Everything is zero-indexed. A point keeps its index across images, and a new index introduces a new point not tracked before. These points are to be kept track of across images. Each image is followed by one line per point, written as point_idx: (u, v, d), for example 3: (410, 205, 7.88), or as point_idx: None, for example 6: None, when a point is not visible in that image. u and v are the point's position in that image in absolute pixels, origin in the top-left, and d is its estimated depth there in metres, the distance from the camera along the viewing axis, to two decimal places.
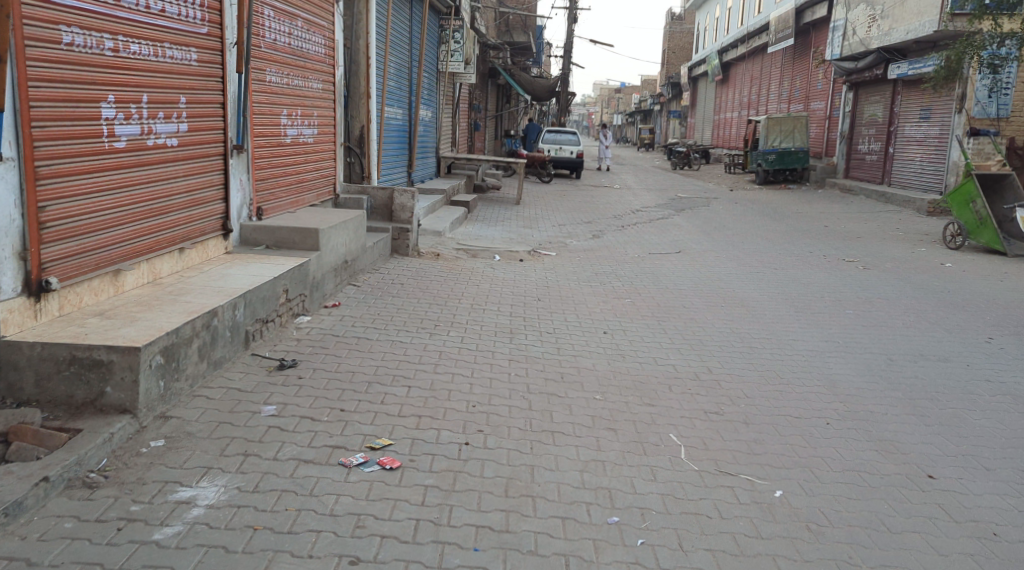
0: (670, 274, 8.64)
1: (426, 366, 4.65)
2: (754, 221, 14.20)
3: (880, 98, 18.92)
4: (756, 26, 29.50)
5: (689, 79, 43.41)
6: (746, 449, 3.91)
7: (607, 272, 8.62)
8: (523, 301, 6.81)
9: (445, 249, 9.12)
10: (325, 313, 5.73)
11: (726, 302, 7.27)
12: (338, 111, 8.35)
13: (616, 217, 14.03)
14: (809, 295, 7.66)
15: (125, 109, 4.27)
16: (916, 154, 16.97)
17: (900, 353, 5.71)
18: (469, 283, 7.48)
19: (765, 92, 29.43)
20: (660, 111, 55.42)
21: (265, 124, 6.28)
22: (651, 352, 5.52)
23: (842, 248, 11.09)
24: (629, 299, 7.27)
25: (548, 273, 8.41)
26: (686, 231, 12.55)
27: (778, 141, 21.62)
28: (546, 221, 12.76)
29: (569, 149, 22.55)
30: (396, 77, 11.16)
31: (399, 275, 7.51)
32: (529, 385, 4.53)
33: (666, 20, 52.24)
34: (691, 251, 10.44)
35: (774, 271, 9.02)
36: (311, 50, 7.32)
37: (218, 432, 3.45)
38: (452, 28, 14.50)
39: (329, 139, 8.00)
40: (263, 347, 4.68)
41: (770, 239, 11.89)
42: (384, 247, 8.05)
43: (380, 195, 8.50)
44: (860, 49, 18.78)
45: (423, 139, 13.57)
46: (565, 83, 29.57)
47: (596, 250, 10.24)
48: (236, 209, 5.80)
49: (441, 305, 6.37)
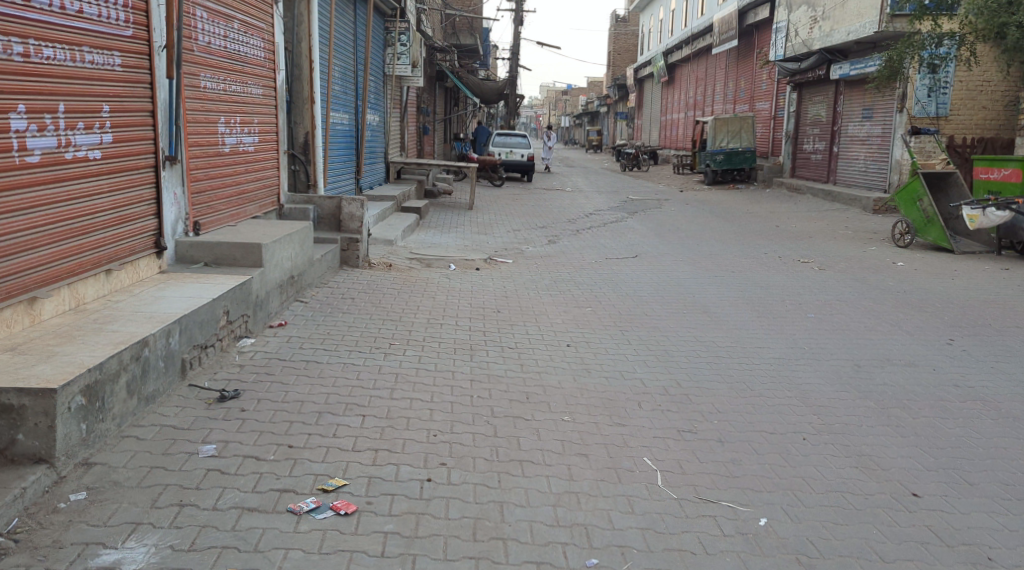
0: (629, 280, 8.47)
1: (381, 391, 4.34)
2: (707, 222, 14.19)
3: (824, 98, 19.17)
4: (700, 28, 29.77)
5: (635, 80, 43.70)
6: (724, 471, 3.70)
7: (565, 279, 8.39)
8: (480, 314, 6.53)
9: (397, 259, 8.78)
10: (271, 335, 5.37)
11: (688, 308, 7.11)
12: (280, 117, 7.95)
13: (570, 221, 13.85)
14: (770, 299, 7.56)
15: (39, 120, 3.86)
16: (861, 152, 17.20)
17: (868, 358, 5.61)
18: (423, 295, 7.17)
19: (711, 93, 29.68)
20: (608, 112, 55.70)
21: (201, 133, 5.88)
22: (616, 366, 5.29)
23: (797, 248, 11.10)
24: (590, 308, 7.05)
25: (505, 282, 8.15)
26: (641, 234, 12.43)
27: (726, 141, 21.80)
28: (499, 227, 12.51)
29: (519, 152, 22.37)
30: (341, 81, 10.78)
31: (350, 289, 7.16)
32: (492, 409, 4.25)
33: (611, 22, 52.52)
34: (648, 255, 10.30)
35: (733, 274, 8.92)
36: (249, 54, 6.92)
37: (149, 480, 3.09)
38: (397, 30, 14.15)
39: (271, 147, 7.60)
40: (201, 376, 4.32)
41: (724, 240, 11.84)
42: (332, 259, 7.68)
43: (327, 204, 8.14)
44: (802, 50, 18.95)
45: (371, 144, 13.20)
46: (513, 86, 29.42)
47: (552, 256, 10.01)
48: (171, 225, 5.40)
49: (395, 320, 6.04)
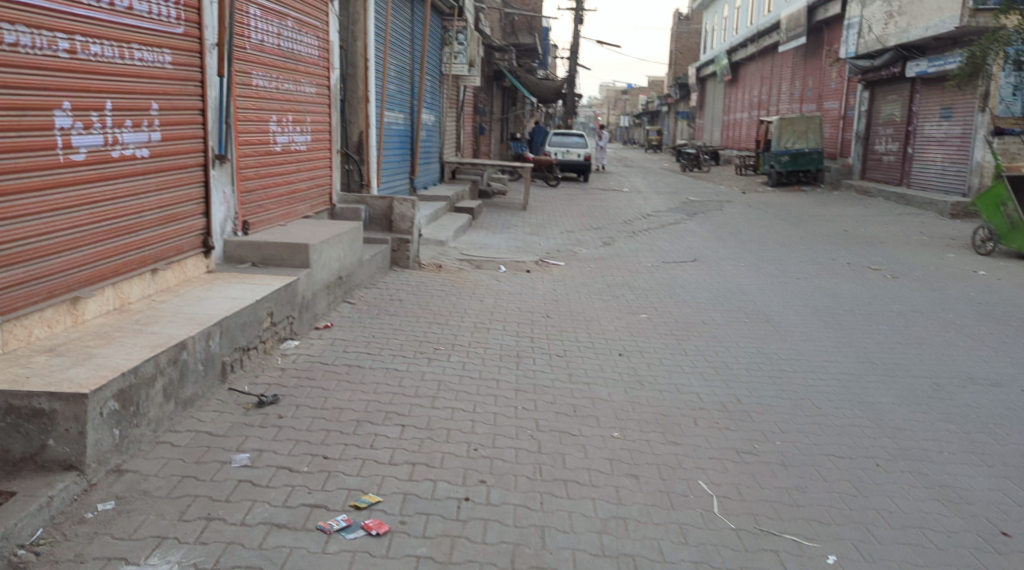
0: (686, 286, 8.15)
1: (423, 400, 4.18)
2: (770, 226, 13.71)
3: (897, 97, 18.38)
4: (767, 25, 28.98)
5: (697, 80, 42.91)
6: (788, 499, 3.42)
7: (620, 283, 8.13)
8: (531, 319, 6.34)
9: (447, 261, 8.65)
10: (316, 337, 5.28)
11: (749, 317, 6.78)
12: (334, 116, 7.90)
13: (627, 223, 13.55)
14: (838, 309, 7.17)
15: (85, 117, 3.82)
16: (937, 154, 16.42)
17: (946, 376, 5.22)
18: (473, 298, 7.02)
19: (777, 92, 28.88)
20: (668, 111, 54.89)
21: (252, 132, 5.83)
22: (671, 378, 5.03)
23: (866, 255, 10.59)
24: (645, 315, 6.79)
25: (557, 285, 7.95)
26: (700, 237, 12.05)
27: (791, 142, 21.10)
28: (554, 228, 12.30)
29: (576, 152, 22.10)
30: (397, 79, 10.72)
31: (399, 290, 7.06)
32: (537, 422, 4.05)
33: (673, 20, 51.72)
34: (707, 259, 9.94)
35: (797, 281, 8.52)
36: (303, 52, 6.87)
37: (179, 490, 2.99)
38: (455, 29, 14.06)
39: (324, 146, 7.55)
40: (242, 380, 4.23)
41: (788, 245, 11.38)
42: (382, 260, 7.60)
43: (378, 204, 8.06)
44: (876, 47, 18.25)
45: (426, 143, 13.13)
46: (572, 85, 29.13)
47: (608, 260, 9.76)
48: (219, 224, 5.35)
49: (442, 324, 5.90)
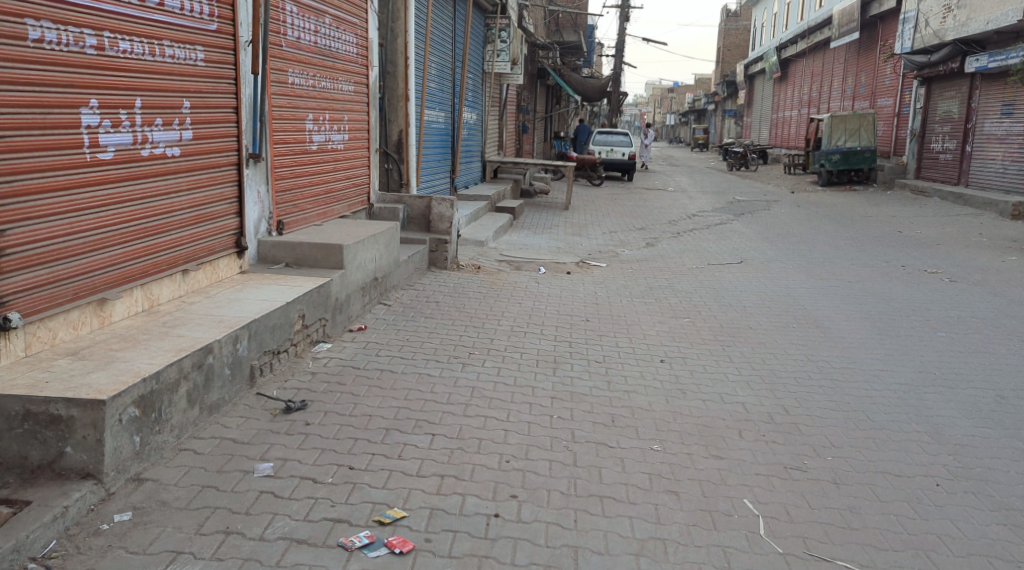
0: (732, 289, 7.87)
1: (455, 407, 4.03)
2: (820, 227, 13.28)
3: (956, 93, 17.69)
4: (818, 21, 28.26)
5: (745, 77, 42.13)
6: (841, 521, 3.18)
7: (662, 286, 7.89)
8: (568, 323, 6.15)
9: (486, 261, 8.51)
10: (349, 339, 5.18)
11: (798, 322, 6.49)
12: (373, 115, 7.82)
13: (671, 223, 13.24)
14: (893, 314, 6.82)
15: (113, 115, 3.76)
16: (998, 152, 15.73)
17: (1013, 387, 4.87)
18: (510, 300, 6.86)
19: (828, 89, 28.14)
20: (715, 109, 54.05)
21: (287, 131, 5.77)
22: (716, 386, 4.80)
23: (922, 257, 10.14)
24: (688, 319, 6.55)
25: (598, 287, 7.75)
26: (747, 238, 11.70)
27: (842, 140, 20.34)
28: (596, 228, 12.08)
29: (620, 151, 21.81)
30: (438, 77, 10.62)
31: (435, 291, 6.93)
32: (573, 433, 3.87)
33: (721, 17, 50.87)
34: (754, 261, 9.62)
35: (849, 285, 8.18)
36: (341, 50, 6.79)
37: (198, 501, 2.89)
38: (498, 27, 13.93)
39: (362, 145, 7.47)
40: (271, 384, 4.14)
41: (840, 247, 10.96)
42: (420, 260, 7.49)
43: (417, 203, 7.96)
44: (933, 42, 17.61)
45: (467, 143, 13.04)
46: (616, 83, 28.82)
47: (650, 261, 9.51)
48: (253, 224, 5.29)
49: (478, 327, 5.75)
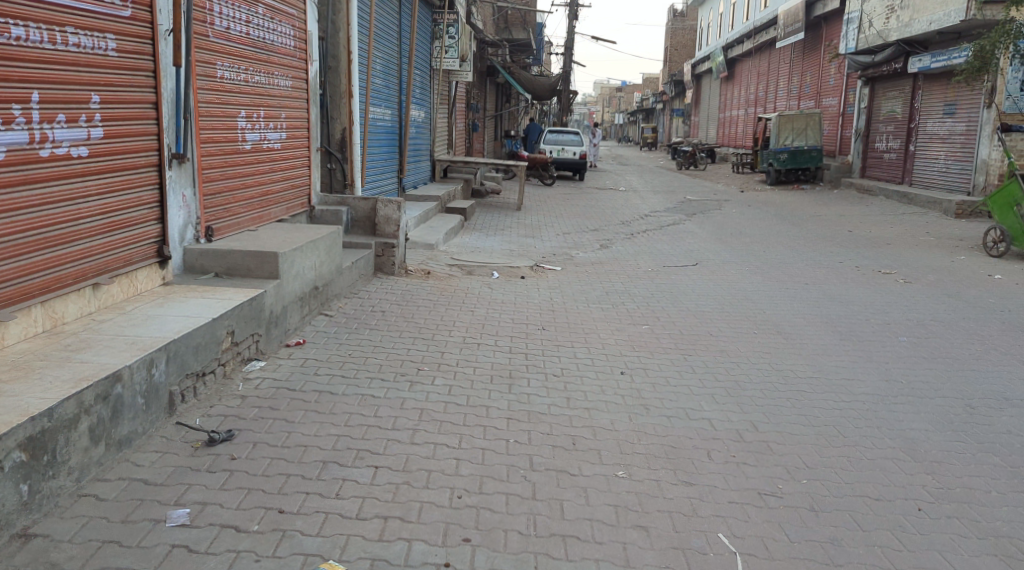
0: (690, 292, 7.66)
1: (401, 434, 3.66)
2: (772, 226, 13.23)
3: (899, 93, 17.93)
4: (763, 21, 28.54)
5: (693, 77, 42.46)
6: (823, 557, 2.92)
7: (618, 290, 7.63)
8: (523, 332, 5.82)
9: (436, 266, 8.13)
10: (285, 356, 4.76)
11: (759, 328, 6.29)
12: (313, 112, 7.37)
13: (624, 224, 13.04)
14: (853, 319, 6.67)
15: (4, 112, 3.34)
16: (941, 152, 15.97)
17: (981, 396, 4.72)
18: (462, 308, 6.50)
19: (774, 89, 28.45)
20: (663, 108, 54.46)
21: (216, 128, 5.30)
22: (680, 401, 4.53)
23: (875, 257, 10.11)
24: (646, 326, 6.29)
25: (553, 292, 7.45)
26: (700, 239, 11.55)
27: (789, 139, 20.62)
28: (548, 229, 11.81)
29: (571, 150, 21.62)
30: (384, 73, 10.19)
31: (381, 300, 6.52)
32: (531, 460, 3.55)
33: (668, 17, 51.22)
34: (709, 263, 9.45)
35: (806, 287, 8.04)
36: (277, 42, 6.33)
37: (96, 561, 2.49)
38: (445, 22, 13.54)
39: (302, 144, 7.02)
40: (194, 411, 3.71)
41: (793, 247, 10.88)
42: (365, 266, 7.07)
43: (361, 206, 7.54)
44: (877, 42, 17.82)
45: (415, 141, 12.62)
46: (566, 82, 28.67)
47: (605, 263, 9.25)
48: (177, 231, 4.82)
49: (428, 339, 5.38)
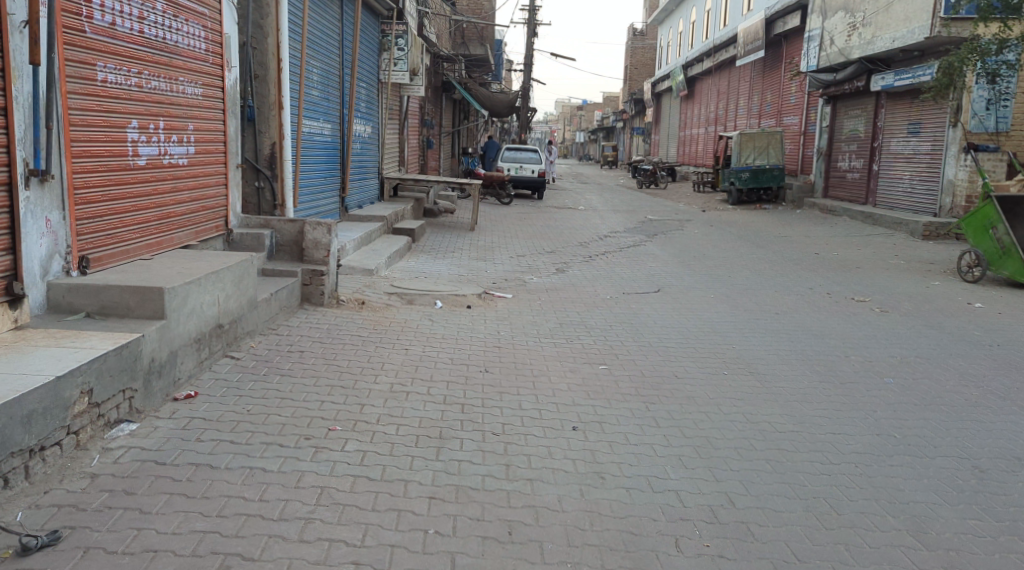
0: (652, 324, 7.00)
1: (288, 528, 2.88)
2: (735, 248, 12.72)
3: (861, 112, 17.68)
4: (723, 40, 28.43)
5: (652, 95, 42.38)
6: None
7: (574, 322, 6.94)
8: (462, 376, 5.06)
9: (372, 294, 7.33)
10: (168, 414, 3.93)
11: (728, 369, 5.64)
12: (232, 124, 6.57)
13: (583, 245, 12.39)
14: (830, 356, 6.07)
15: None
16: (905, 172, 15.69)
17: (987, 456, 4.13)
18: (396, 345, 5.73)
19: (734, 107, 28.29)
20: (624, 127, 54.42)
21: (97, 140, 4.48)
22: (642, 468, 3.82)
23: (845, 283, 9.59)
24: (605, 366, 5.58)
25: (502, 324, 6.73)
26: (663, 262, 10.95)
27: (751, 158, 20.34)
28: (502, 251, 11.10)
29: (530, 168, 21.02)
30: (322, 84, 9.43)
31: (303, 336, 5.71)
32: (453, 560, 2.80)
33: (627, 35, 51.27)
34: (673, 289, 8.82)
35: (776, 318, 7.45)
36: (182, 43, 5.53)
37: None
38: (394, 33, 12.82)
39: (216, 159, 6.20)
40: (19, 501, 2.90)
41: (760, 271, 10.33)
42: (288, 297, 6.26)
43: (287, 228, 6.75)
44: (839, 60, 17.57)
45: (361, 159, 11.83)
46: (525, 98, 28.16)
47: (561, 290, 8.58)
48: (37, 263, 3.99)
49: (349, 389, 4.57)
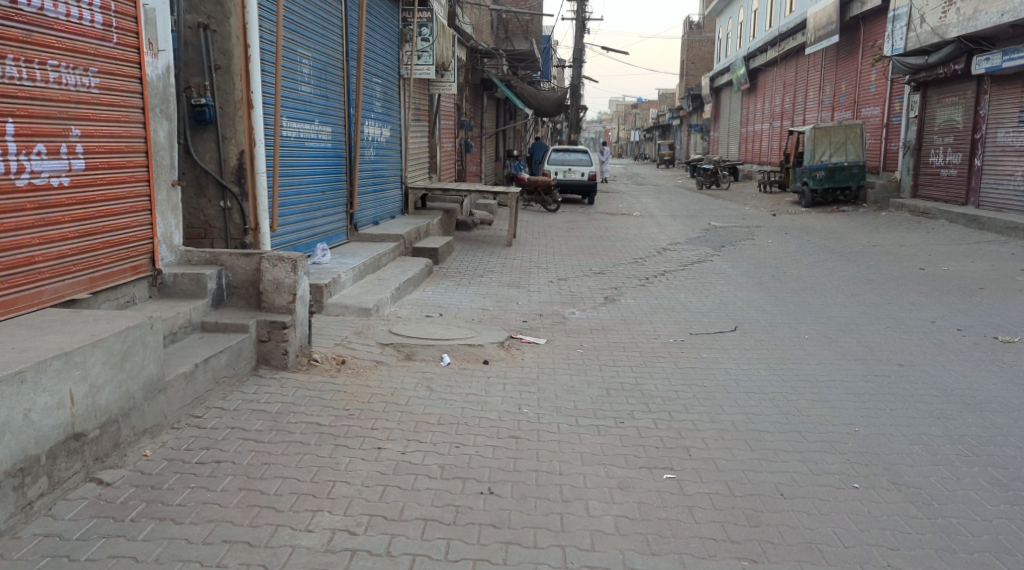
0: (734, 387, 5.08)
1: None
2: (820, 263, 10.65)
3: (957, 99, 15.29)
4: (789, 26, 26.10)
5: (711, 90, 40.06)
6: None
7: (626, 386, 5.06)
8: (450, 511, 3.25)
9: (359, 347, 5.60)
10: None
11: (858, 477, 3.68)
12: (163, 127, 4.93)
13: (638, 263, 10.48)
14: (1009, 449, 4.06)
15: None
16: (1019, 166, 13.35)
17: None
18: (368, 439, 3.94)
19: (803, 98, 25.91)
20: (680, 124, 51.93)
21: None
22: None
23: (975, 312, 7.48)
24: (672, 476, 3.70)
25: (525, 392, 4.91)
26: (735, 284, 8.95)
27: (827, 155, 18.02)
28: (540, 273, 9.29)
29: (579, 171, 19.14)
30: (317, 77, 7.82)
31: (234, 428, 3.98)
32: None
33: (683, 29, 48.98)
34: (754, 327, 6.85)
35: (904, 373, 5.45)
36: (52, 12, 3.91)
37: None
38: (416, 22, 11.20)
39: (130, 175, 4.55)
40: None
41: (861, 296, 8.26)
42: (232, 362, 4.58)
43: (241, 265, 5.09)
44: (931, 40, 15.27)
45: (376, 167, 10.16)
46: (575, 96, 26.34)
47: (608, 328, 6.73)
48: None
49: (255, 553, 2.84)
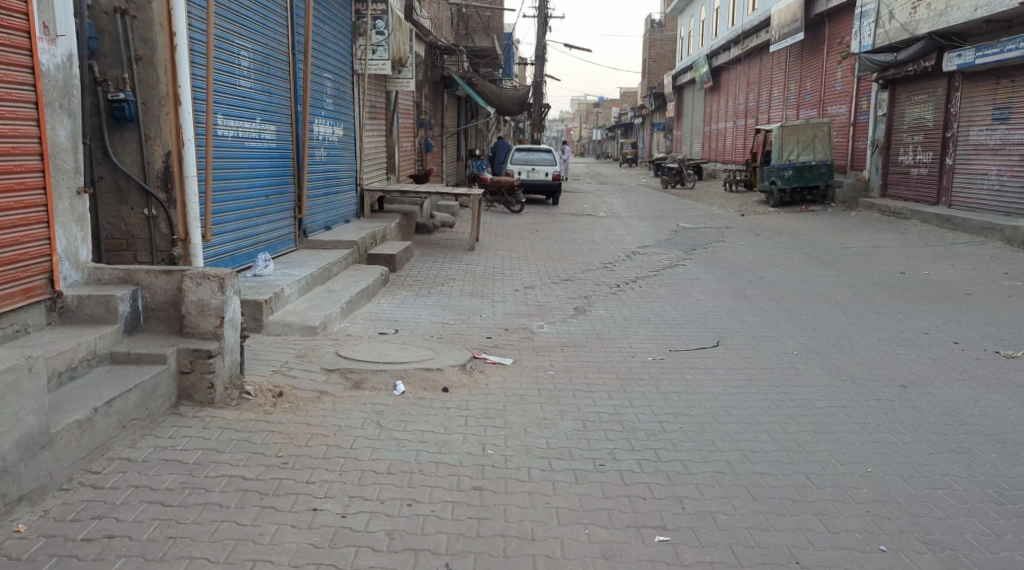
0: (725, 417, 4.52)
1: None
2: (796, 267, 10.24)
3: (927, 97, 15.06)
4: (752, 24, 25.88)
5: (673, 89, 39.88)
6: None
7: (604, 418, 4.48)
8: None
9: (300, 374, 4.93)
10: None
11: (881, 537, 3.14)
12: (67, 126, 4.23)
13: (608, 269, 9.93)
14: None
15: None
16: (991, 166, 13.13)
17: None
18: (301, 499, 3.28)
19: (768, 96, 25.71)
20: (643, 123, 51.74)
21: None
22: None
23: (965, 321, 7.08)
24: (666, 539, 3.12)
25: (489, 426, 4.30)
26: (712, 292, 8.45)
27: (795, 154, 17.72)
28: (506, 281, 8.69)
29: (543, 171, 18.57)
30: (258, 70, 7.09)
31: (141, 486, 3.32)
32: None
33: (645, 27, 48.80)
34: (738, 341, 6.33)
35: (907, 394, 4.96)
36: None
37: None
38: (370, 14, 10.55)
39: (20, 183, 3.87)
40: None
41: (844, 305, 7.83)
42: (145, 401, 3.89)
43: (161, 284, 4.39)
44: (901, 37, 15.01)
45: (328, 169, 9.45)
46: (539, 94, 25.79)
47: (580, 345, 6.15)
48: None
49: None
